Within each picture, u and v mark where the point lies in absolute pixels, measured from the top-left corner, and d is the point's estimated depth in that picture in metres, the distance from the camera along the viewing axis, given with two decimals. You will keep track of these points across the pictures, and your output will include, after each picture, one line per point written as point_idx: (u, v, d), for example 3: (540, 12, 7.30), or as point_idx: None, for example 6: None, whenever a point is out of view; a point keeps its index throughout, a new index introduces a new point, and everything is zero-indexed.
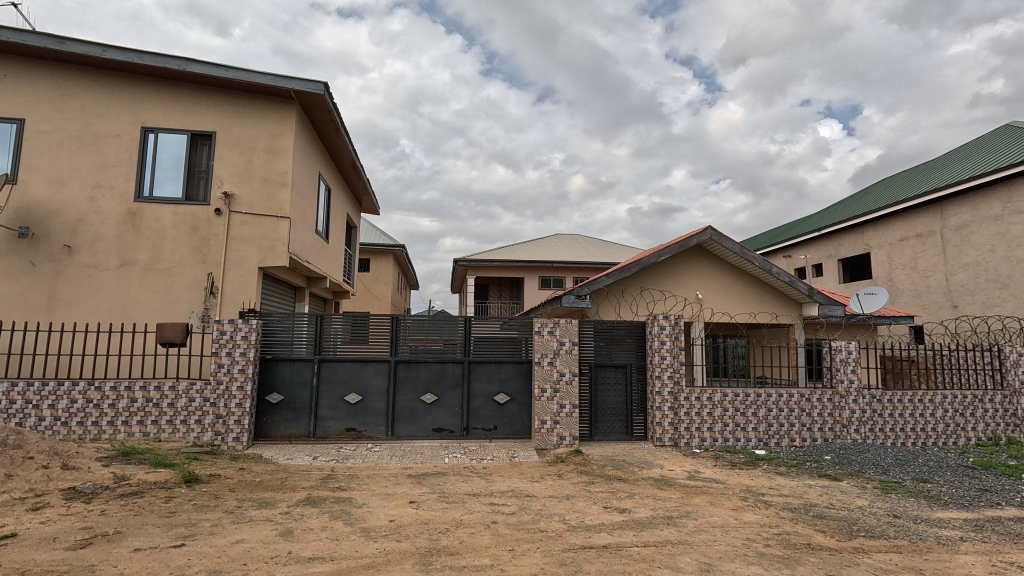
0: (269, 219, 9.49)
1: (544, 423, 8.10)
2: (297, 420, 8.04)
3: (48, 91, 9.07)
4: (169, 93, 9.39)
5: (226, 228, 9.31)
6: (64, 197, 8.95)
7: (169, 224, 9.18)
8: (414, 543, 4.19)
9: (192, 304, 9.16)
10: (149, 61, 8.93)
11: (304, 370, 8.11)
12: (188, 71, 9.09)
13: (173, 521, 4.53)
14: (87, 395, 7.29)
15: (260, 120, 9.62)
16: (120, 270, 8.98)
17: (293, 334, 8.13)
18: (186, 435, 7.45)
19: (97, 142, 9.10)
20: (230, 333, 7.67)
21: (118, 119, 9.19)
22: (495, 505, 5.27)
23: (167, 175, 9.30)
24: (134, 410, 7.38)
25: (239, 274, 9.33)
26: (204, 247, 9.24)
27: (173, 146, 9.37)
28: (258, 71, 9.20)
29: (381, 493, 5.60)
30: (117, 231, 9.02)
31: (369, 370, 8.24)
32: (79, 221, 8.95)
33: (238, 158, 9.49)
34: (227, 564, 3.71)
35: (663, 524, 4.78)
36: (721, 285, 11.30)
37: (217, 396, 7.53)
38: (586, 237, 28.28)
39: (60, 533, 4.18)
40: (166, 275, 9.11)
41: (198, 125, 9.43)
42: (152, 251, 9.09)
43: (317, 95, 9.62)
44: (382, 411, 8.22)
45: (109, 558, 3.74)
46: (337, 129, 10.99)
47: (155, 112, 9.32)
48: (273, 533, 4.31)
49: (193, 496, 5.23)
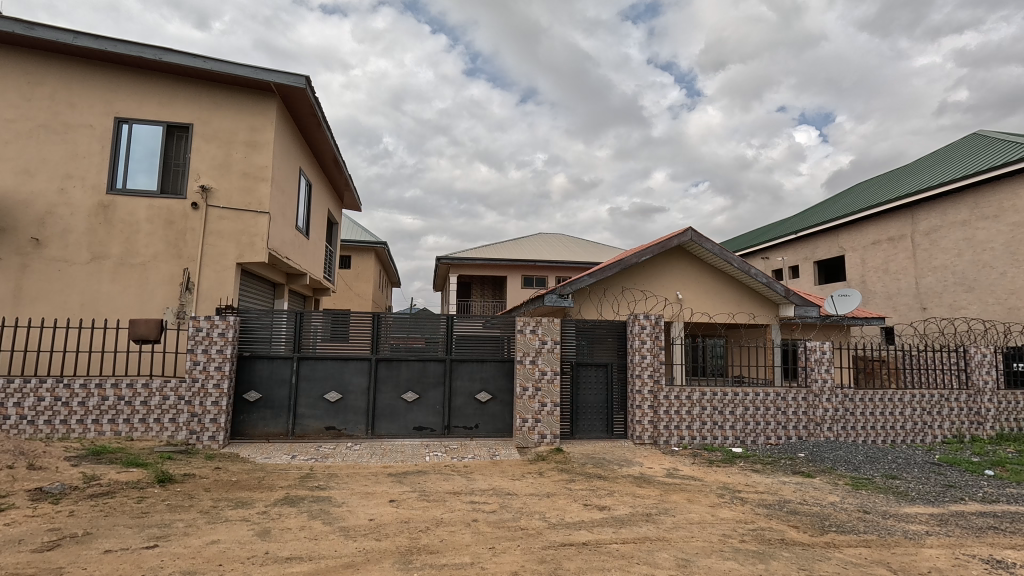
0: (248, 214, 9.33)
1: (525, 421, 8.12)
2: (275, 418, 7.92)
3: (16, 78, 8.74)
4: (143, 83, 9.14)
5: (204, 223, 9.12)
6: (31, 188, 8.64)
7: (142, 218, 8.94)
8: (394, 542, 4.17)
9: (166, 300, 8.94)
10: (123, 49, 8.69)
11: (283, 368, 7.99)
12: (166, 62, 8.88)
13: (146, 522, 4.43)
14: (55, 393, 7.06)
15: (239, 113, 9.44)
16: (92, 264, 8.72)
17: (272, 331, 8.01)
18: (160, 434, 7.28)
19: (67, 133, 8.82)
20: (207, 330, 7.53)
21: (91, 109, 8.92)
22: (476, 503, 5.27)
23: (141, 167, 9.07)
24: (106, 408, 7.18)
25: (216, 269, 9.15)
26: (180, 242, 9.03)
27: (149, 139, 9.14)
28: (237, 63, 9.04)
29: (360, 492, 5.53)
30: (88, 224, 8.76)
31: (350, 368, 8.17)
32: (46, 214, 8.65)
33: (216, 152, 9.30)
34: (202, 565, 3.64)
35: (642, 521, 4.84)
36: (701, 286, 11.48)
37: (192, 394, 7.38)
38: (568, 238, 28.41)
39: (26, 535, 4.05)
40: (139, 271, 8.87)
41: (175, 117, 9.22)
42: (124, 245, 8.84)
43: (299, 88, 9.49)
44: (363, 409, 8.15)
45: (80, 560, 3.64)
46: (319, 123, 10.84)
47: (129, 103, 9.07)
48: (249, 533, 4.25)
49: (166, 497, 5.11)
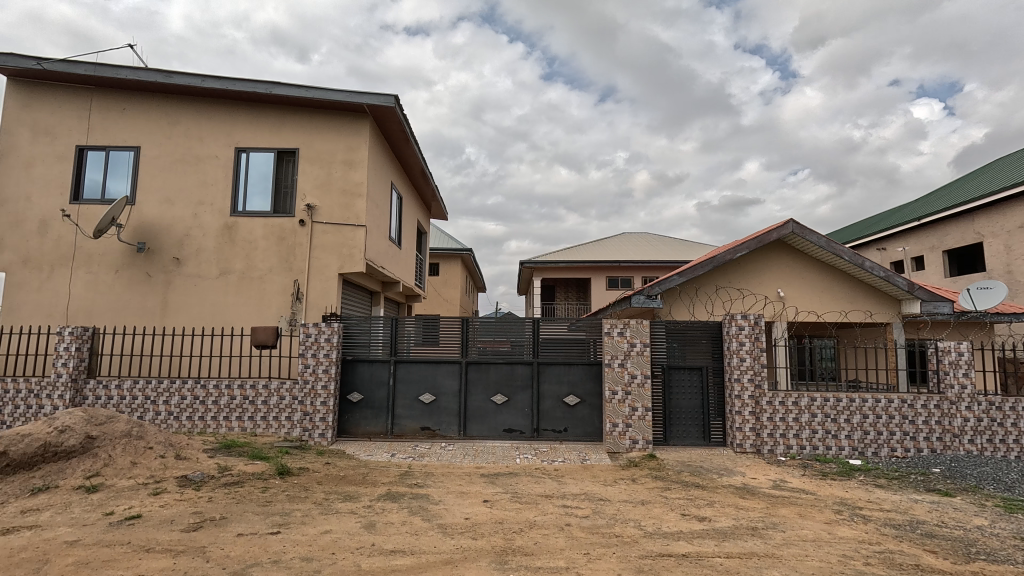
0: (347, 228, 10.05)
1: (616, 426, 7.93)
2: (375, 418, 8.43)
3: (158, 120, 10.11)
4: (257, 115, 10.20)
5: (310, 238, 9.96)
6: (172, 215, 9.94)
7: (259, 236, 9.96)
8: (489, 542, 4.26)
9: (280, 309, 9.86)
10: (241, 86, 9.75)
11: (381, 370, 8.50)
12: (276, 94, 9.84)
13: (270, 510, 4.90)
14: (194, 392, 8.07)
15: (337, 135, 10.22)
16: (220, 279, 9.85)
17: (370, 336, 8.54)
18: (278, 431, 8.03)
19: (198, 164, 10.06)
20: (315, 336, 8.20)
21: (217, 142, 10.11)
22: (568, 508, 5.23)
23: (257, 190, 10.11)
24: (234, 407, 8.06)
25: (321, 280, 9.95)
26: (291, 256, 9.93)
27: (263, 164, 10.17)
28: (335, 89, 9.79)
29: (455, 491, 5.73)
30: (216, 243, 9.91)
31: (442, 371, 8.49)
32: (184, 236, 9.91)
33: (319, 172, 10.13)
34: (318, 552, 3.95)
35: (747, 535, 4.53)
36: (806, 282, 10.57)
37: (304, 394, 8.06)
38: (653, 237, 27.49)
39: (176, 516, 4.65)
40: (257, 283, 9.88)
41: (284, 144, 10.18)
42: (245, 261, 9.90)
43: (388, 107, 10.08)
44: (455, 410, 8.43)
45: (218, 541, 4.11)
46: (407, 138, 11.42)
47: (247, 134, 10.16)
48: (357, 525, 4.55)
49: (286, 488, 5.63)
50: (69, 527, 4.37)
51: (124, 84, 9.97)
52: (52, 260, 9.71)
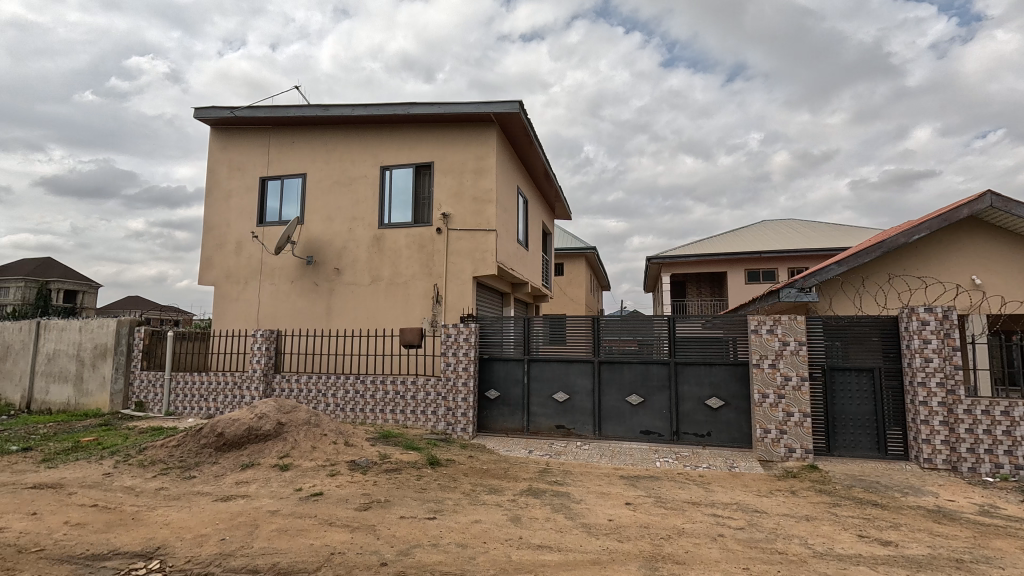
0: (479, 233, 10.56)
1: (767, 432, 7.24)
2: (512, 415, 8.72)
3: (319, 148, 11.57)
4: (397, 134, 11.18)
5: (446, 245, 10.66)
6: (332, 230, 11.30)
7: (403, 245, 10.90)
8: (637, 546, 4.14)
9: (422, 311, 10.69)
10: (383, 111, 10.76)
11: (516, 369, 8.76)
12: (412, 114, 10.68)
13: (425, 496, 5.32)
14: (355, 387, 9.08)
15: (467, 145, 10.79)
16: (372, 285, 10.97)
17: (504, 336, 8.85)
18: (426, 424, 8.69)
19: (351, 184, 11.31)
20: (455, 336, 8.74)
21: (365, 163, 11.28)
22: (720, 517, 4.88)
23: (400, 203, 11.08)
24: (388, 400, 8.92)
25: (458, 283, 10.57)
26: (430, 263, 10.72)
27: (404, 180, 11.11)
28: (464, 103, 10.34)
29: (596, 491, 5.68)
30: (368, 253, 11.06)
31: (575, 370, 8.50)
32: (342, 249, 11.22)
33: (452, 182, 10.79)
34: (471, 540, 4.18)
35: (950, 568, 3.81)
36: (1014, 266, 8.67)
37: (447, 390, 8.63)
38: (800, 223, 24.66)
39: (350, 496, 5.26)
40: (403, 288, 10.81)
41: (421, 159, 11.02)
42: (392, 268, 10.90)
43: (513, 113, 10.38)
44: (589, 410, 8.38)
45: (385, 521, 4.56)
46: (531, 141, 11.65)
47: (389, 153, 11.18)
48: (504, 517, 4.73)
49: (437, 477, 6.07)
50: (270, 498, 5.19)
51: (292, 121, 11.58)
52: (246, 274, 11.62)
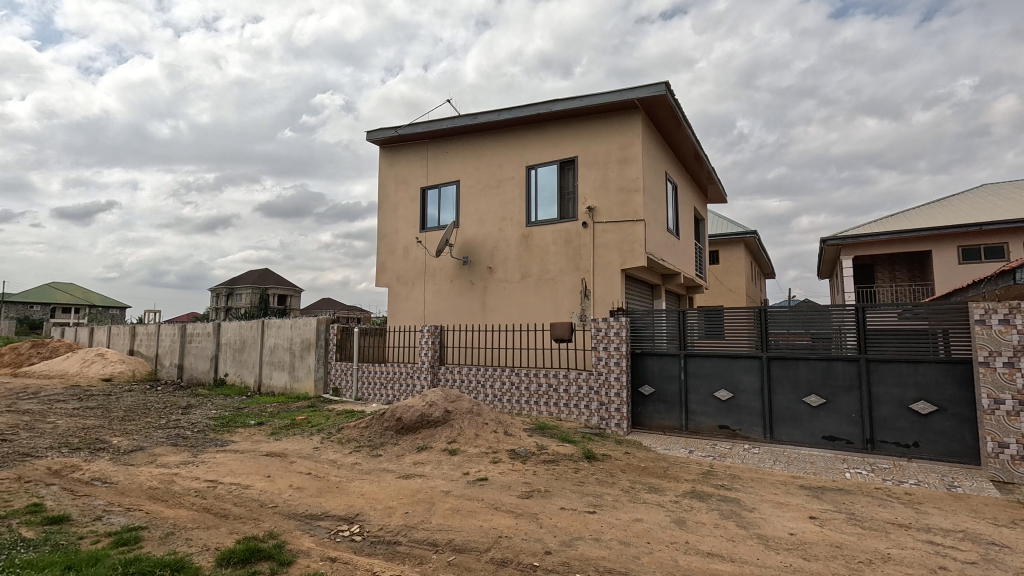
0: (626, 224, 10.29)
1: (1003, 447, 5.83)
2: (669, 412, 8.32)
3: (469, 155, 12.35)
4: (541, 133, 11.42)
5: (593, 238, 10.58)
6: (484, 232, 11.97)
7: (550, 241, 11.10)
8: (828, 568, 3.64)
9: (571, 305, 10.77)
10: (527, 111, 11.08)
11: (672, 364, 8.34)
12: (555, 111, 10.80)
13: (584, 490, 5.35)
14: (511, 379, 9.53)
15: (611, 135, 10.59)
16: (522, 281, 11.37)
17: (657, 330, 8.49)
18: (579, 417, 8.73)
19: (500, 186, 11.86)
20: (605, 330, 8.62)
21: (512, 165, 11.73)
22: (940, 546, 4.06)
23: (545, 200, 11.30)
24: (542, 393, 9.18)
25: (606, 276, 10.43)
26: (577, 257, 10.74)
27: (549, 177, 11.30)
28: (607, 92, 10.16)
29: (771, 500, 5.14)
30: (517, 251, 11.49)
31: (739, 366, 7.81)
32: (494, 248, 11.81)
33: (597, 175, 10.69)
34: (634, 538, 4.09)
35: None
36: None
37: (599, 385, 8.57)
38: None
39: (512, 483, 5.52)
40: (551, 284, 11.01)
41: (565, 154, 11.11)
42: (541, 264, 11.16)
43: (660, 96, 9.90)
44: (758, 410, 7.62)
45: (546, 511, 4.69)
46: (680, 123, 10.99)
47: (534, 152, 11.48)
48: (668, 519, 4.54)
49: (594, 471, 6.07)
50: (443, 479, 5.70)
51: (446, 133, 12.53)
52: (412, 276, 12.91)
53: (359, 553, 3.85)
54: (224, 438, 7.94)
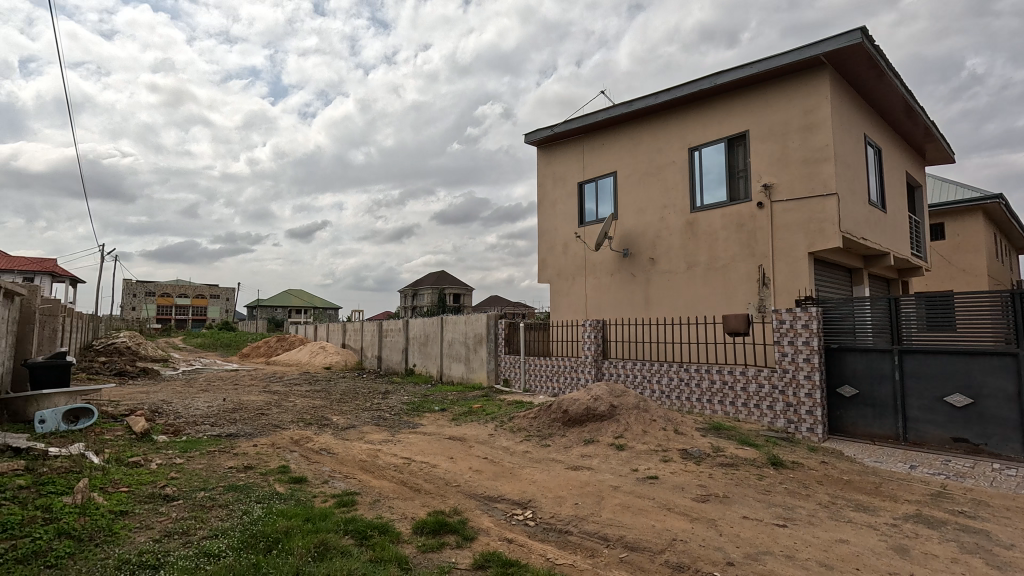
0: (814, 200, 8.99)
1: None
2: (879, 418, 7.03)
3: (626, 144, 12.03)
4: (705, 110, 10.61)
5: (771, 219, 9.47)
6: (645, 222, 11.53)
7: (719, 226, 10.22)
8: None
9: (747, 295, 9.76)
10: (689, 89, 10.41)
11: (881, 362, 7.03)
12: (721, 83, 9.93)
13: (771, 500, 4.80)
14: (680, 375, 9.03)
15: (791, 101, 9.38)
16: (688, 272, 10.67)
17: (859, 321, 7.23)
18: (761, 419, 7.87)
19: (660, 172, 11.31)
20: (791, 322, 7.57)
21: (673, 148, 11.10)
22: None
23: (712, 182, 10.45)
24: (715, 391, 8.52)
25: (789, 261, 9.24)
26: (753, 242, 9.71)
27: (716, 157, 10.41)
28: (784, 53, 9.04)
29: None
30: (682, 240, 10.82)
31: (981, 366, 6.24)
32: (655, 238, 11.29)
33: (774, 148, 9.58)
34: (837, 562, 3.53)
35: None
36: None
37: (785, 383, 7.60)
38: None
39: (685, 484, 5.22)
40: (723, 272, 10.12)
41: (733, 130, 10.16)
42: (709, 252, 10.34)
43: (854, 46, 8.47)
44: (1013, 422, 6.00)
45: (726, 518, 4.33)
46: (882, 74, 9.26)
47: (697, 132, 10.71)
48: (883, 545, 3.83)
49: (783, 480, 5.41)
50: (611, 474, 5.65)
51: (601, 125, 12.40)
52: (573, 271, 13.05)
53: (532, 538, 4.02)
54: (415, 421, 9.02)
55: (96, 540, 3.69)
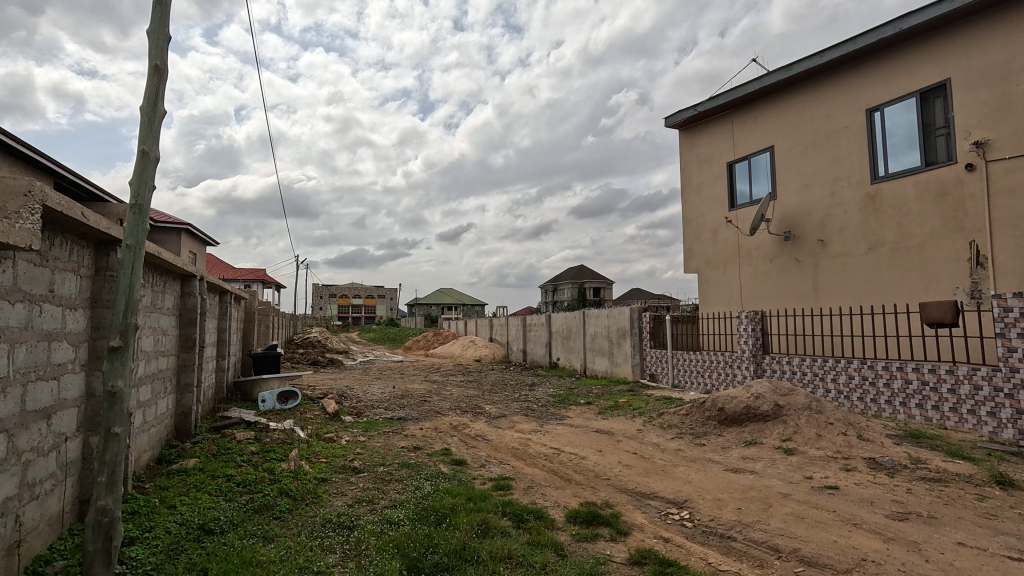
0: None
1: None
2: None
3: (785, 115, 10.79)
4: (887, 63, 9.05)
5: (987, 183, 7.73)
6: (811, 199, 10.20)
7: (911, 197, 8.61)
8: None
9: (954, 279, 8.08)
10: (865, 41, 9.00)
11: None
12: (909, 27, 8.42)
13: (998, 526, 3.92)
14: (862, 372, 7.85)
15: (1012, 33, 7.56)
16: (870, 253, 9.18)
17: None
18: (978, 428, 6.46)
19: (829, 141, 9.91)
20: (1020, 310, 6.04)
21: (846, 112, 9.66)
22: None
23: (900, 146, 8.86)
24: (911, 392, 7.22)
25: (1016, 233, 7.43)
26: (960, 212, 8.01)
27: (905, 115, 8.82)
28: None
29: None
30: (860, 217, 9.34)
31: None
32: (825, 217, 9.92)
33: (988, 95, 7.81)
34: None
35: None
36: None
37: (1014, 386, 6.13)
38: None
39: (876, 499, 4.52)
40: (918, 252, 8.51)
41: (928, 81, 8.52)
42: (898, 229, 8.78)
43: None
44: None
45: (934, 542, 3.65)
46: None
47: (877, 89, 9.18)
48: None
49: (1016, 504, 4.37)
50: (779, 480, 5.13)
51: (754, 96, 11.30)
52: (724, 259, 12.07)
53: (691, 540, 3.84)
54: (561, 413, 9.19)
55: (307, 500, 4.45)
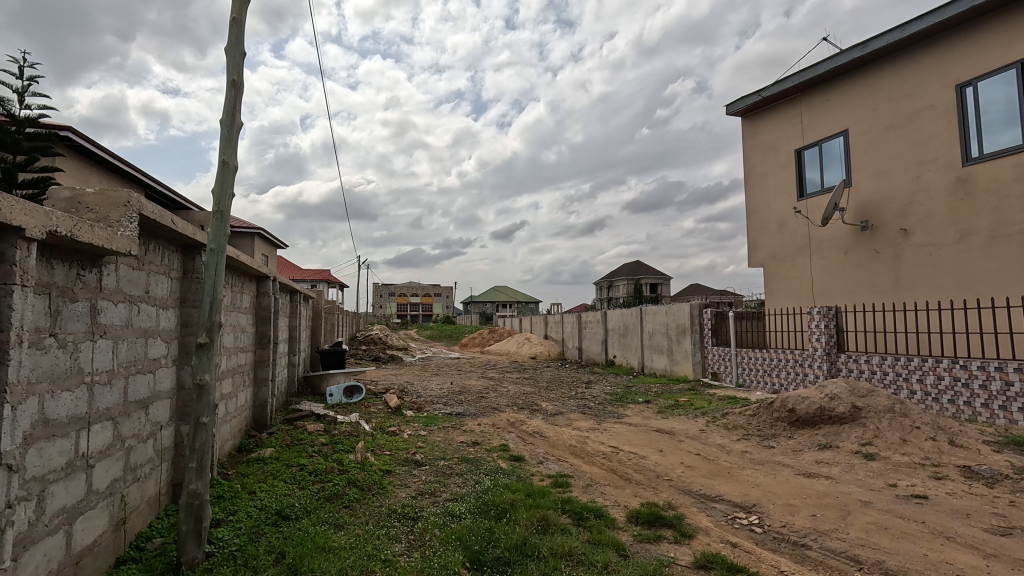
0: None
1: None
2: None
3: (860, 96, 10.05)
4: (981, 33, 8.24)
5: None
6: (891, 185, 9.44)
7: (1010, 179, 7.78)
8: None
9: None
10: (955, 10, 8.24)
11: None
12: None
13: None
14: (953, 373, 7.19)
15: None
16: (962, 243, 8.39)
17: None
18: None
19: (912, 122, 9.14)
20: None
21: (932, 89, 8.87)
22: None
23: (996, 123, 8.03)
24: (1013, 395, 6.54)
25: None
26: None
27: (1003, 89, 7.99)
28: None
29: None
30: (949, 203, 8.55)
31: None
32: (908, 204, 9.15)
33: None
34: None
35: None
36: None
37: None
38: None
39: (972, 510, 4.13)
40: (1020, 240, 7.69)
41: None
42: (995, 215, 7.96)
43: None
44: None
45: None
46: None
47: (969, 62, 8.37)
48: None
49: None
50: (858, 486, 4.81)
51: (825, 78, 10.60)
52: (793, 252, 11.41)
53: (761, 546, 3.67)
54: (619, 411, 9.05)
55: (373, 490, 4.65)
